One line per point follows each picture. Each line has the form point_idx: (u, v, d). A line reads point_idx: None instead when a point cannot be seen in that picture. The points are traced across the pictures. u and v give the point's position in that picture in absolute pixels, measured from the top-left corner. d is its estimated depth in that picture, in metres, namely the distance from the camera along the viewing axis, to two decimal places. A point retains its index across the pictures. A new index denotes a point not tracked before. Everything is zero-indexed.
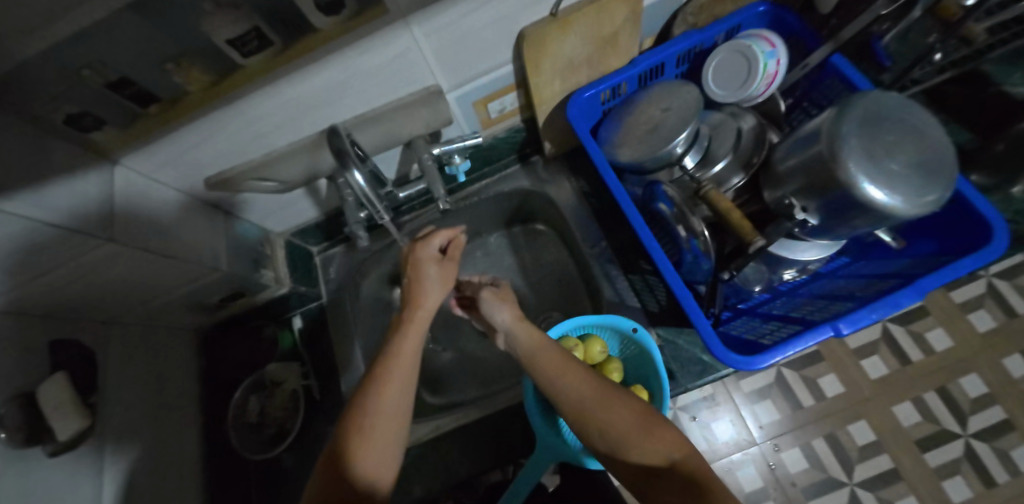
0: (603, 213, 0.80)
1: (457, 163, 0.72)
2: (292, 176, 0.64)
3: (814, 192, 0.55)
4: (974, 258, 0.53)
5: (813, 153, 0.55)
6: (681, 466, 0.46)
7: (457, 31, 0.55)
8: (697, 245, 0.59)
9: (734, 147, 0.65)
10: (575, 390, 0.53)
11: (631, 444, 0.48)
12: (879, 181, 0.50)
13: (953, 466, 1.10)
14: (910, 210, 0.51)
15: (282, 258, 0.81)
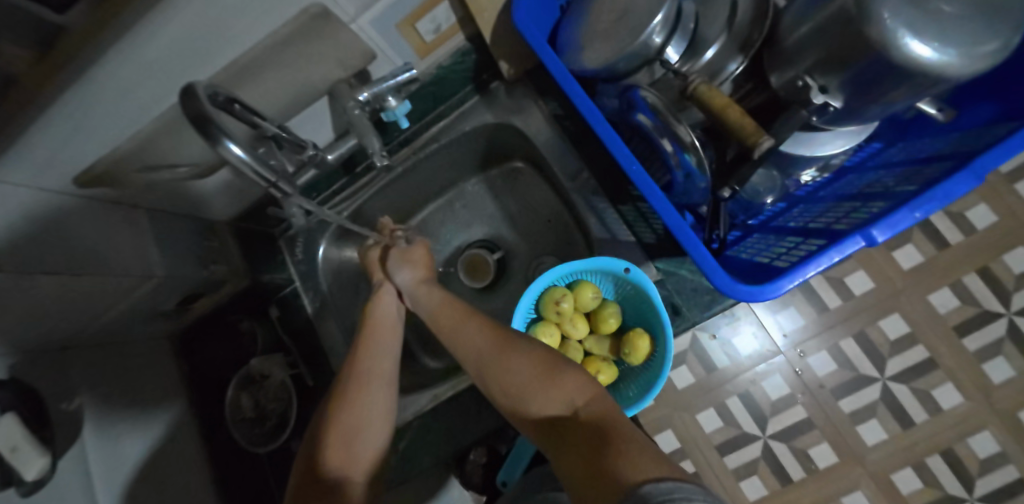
0: (581, 139, 0.68)
1: (394, 107, 0.62)
2: (199, 155, 0.54)
3: (835, 64, 0.43)
4: None
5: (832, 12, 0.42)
6: (585, 413, 0.40)
7: None
8: (689, 160, 0.46)
9: (728, 23, 0.49)
10: (477, 347, 0.49)
11: (532, 392, 0.44)
12: (925, 32, 0.38)
13: (994, 346, 1.04)
14: (963, 67, 0.38)
15: (235, 248, 0.73)
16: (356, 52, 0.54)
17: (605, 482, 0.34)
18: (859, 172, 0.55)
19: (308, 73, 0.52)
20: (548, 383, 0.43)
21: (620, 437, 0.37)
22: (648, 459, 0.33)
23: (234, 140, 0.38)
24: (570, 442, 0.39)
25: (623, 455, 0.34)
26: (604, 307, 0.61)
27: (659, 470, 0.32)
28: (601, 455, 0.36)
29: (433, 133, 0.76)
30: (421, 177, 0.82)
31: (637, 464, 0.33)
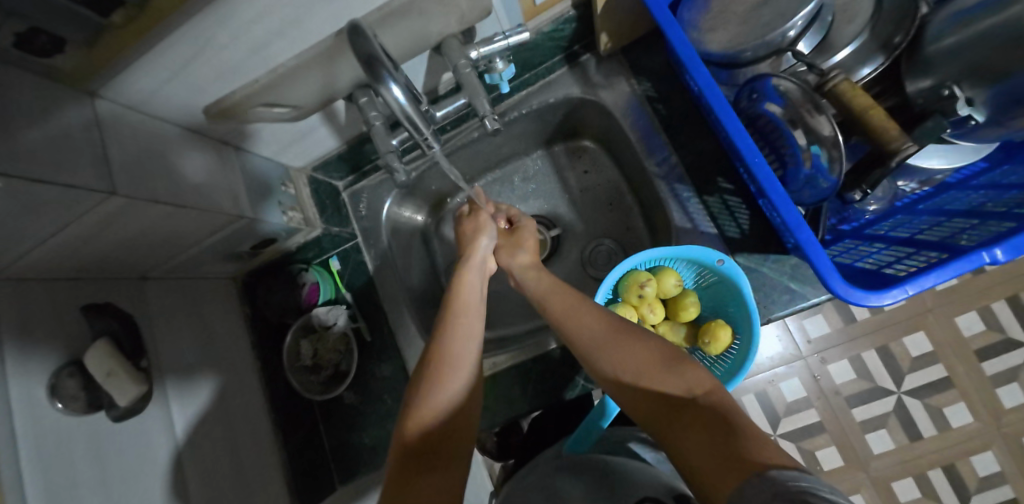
0: (675, 124, 0.67)
1: (499, 70, 0.59)
2: (304, 99, 0.52)
3: (989, 78, 0.46)
4: None
5: (995, 26, 0.45)
6: (704, 398, 0.41)
7: None
8: (820, 157, 0.49)
9: (868, 25, 0.53)
10: (589, 329, 0.51)
11: (650, 376, 0.45)
12: None
13: (1012, 372, 1.07)
14: None
15: (307, 196, 0.72)
16: (477, 8, 0.51)
17: (728, 465, 0.35)
18: (961, 189, 0.57)
19: (429, 26, 0.50)
20: (667, 371, 0.45)
21: (742, 426, 0.38)
22: (775, 448, 0.34)
23: (394, 81, 0.39)
24: (690, 426, 0.40)
25: (749, 444, 0.36)
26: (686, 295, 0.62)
27: (785, 459, 0.33)
28: (723, 440, 0.37)
29: (515, 101, 0.74)
30: (491, 145, 0.79)
31: (764, 453, 0.34)
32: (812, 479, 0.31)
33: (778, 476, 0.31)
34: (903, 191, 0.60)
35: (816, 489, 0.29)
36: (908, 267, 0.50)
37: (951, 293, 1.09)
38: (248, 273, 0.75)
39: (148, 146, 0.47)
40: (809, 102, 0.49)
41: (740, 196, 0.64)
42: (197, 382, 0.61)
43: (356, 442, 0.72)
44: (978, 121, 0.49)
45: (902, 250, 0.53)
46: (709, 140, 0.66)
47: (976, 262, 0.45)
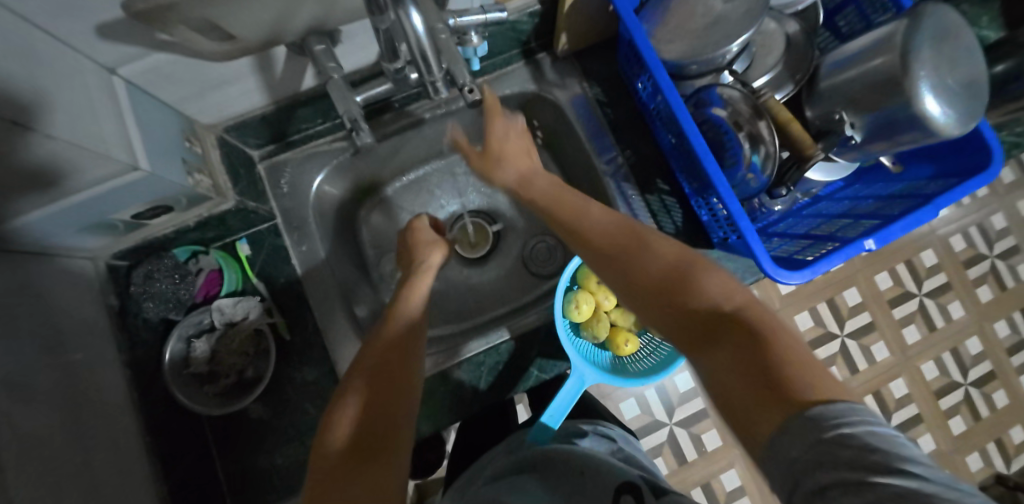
0: (621, 127, 0.71)
1: (473, 45, 0.56)
2: (249, 32, 0.41)
3: (865, 108, 0.58)
4: (979, 179, 0.59)
5: (878, 69, 0.55)
6: (736, 311, 0.34)
7: None
8: (757, 160, 0.57)
9: (782, 60, 0.63)
10: (597, 225, 0.46)
11: (672, 279, 0.38)
12: (937, 96, 0.53)
13: (830, 358, 1.28)
14: (951, 127, 0.54)
15: (217, 161, 0.56)
16: None
17: (760, 388, 0.29)
18: (829, 200, 0.72)
19: None
20: (688, 278, 0.38)
21: (779, 343, 0.31)
22: (821, 380, 0.28)
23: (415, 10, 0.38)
24: (716, 340, 0.33)
25: (788, 369, 0.29)
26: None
27: (830, 389, 0.28)
28: (759, 358, 0.30)
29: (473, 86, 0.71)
30: (438, 131, 0.74)
31: (809, 383, 0.28)
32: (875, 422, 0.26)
33: (824, 415, 0.26)
34: (796, 200, 0.72)
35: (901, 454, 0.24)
36: (812, 254, 0.61)
37: (796, 294, 1.30)
38: (119, 255, 0.57)
39: (6, 58, 0.32)
40: (751, 111, 0.56)
41: (675, 197, 0.70)
42: (38, 406, 0.42)
43: (269, 465, 0.59)
44: (856, 141, 0.61)
45: (801, 243, 0.64)
46: (651, 146, 0.71)
47: (857, 249, 0.57)
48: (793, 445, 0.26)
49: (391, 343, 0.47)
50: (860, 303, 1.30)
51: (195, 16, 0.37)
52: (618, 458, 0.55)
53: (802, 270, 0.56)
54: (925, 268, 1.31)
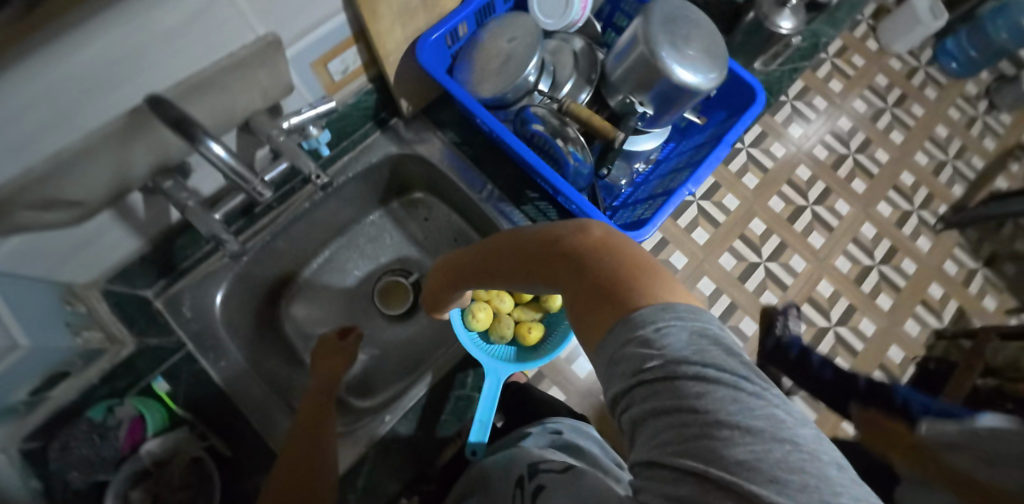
0: (482, 156, 0.76)
1: (315, 135, 0.59)
2: (94, 190, 0.43)
3: (643, 88, 0.61)
4: (755, 104, 0.65)
5: (637, 56, 0.58)
6: (575, 251, 0.33)
7: None
8: (576, 152, 0.61)
9: (576, 68, 0.65)
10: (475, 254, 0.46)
11: (529, 255, 0.37)
12: (685, 66, 0.57)
13: (762, 285, 1.39)
14: (709, 84, 0.58)
15: (107, 313, 0.57)
16: (278, 84, 0.51)
17: (592, 300, 0.29)
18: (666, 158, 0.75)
19: (233, 100, 0.47)
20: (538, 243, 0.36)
21: (610, 266, 0.30)
22: (649, 283, 0.28)
23: (213, 140, 0.38)
24: (567, 285, 0.32)
25: (617, 283, 0.29)
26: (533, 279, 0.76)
27: (659, 289, 0.27)
28: (596, 287, 0.30)
29: (340, 166, 0.72)
30: (327, 214, 0.76)
31: (633, 289, 0.28)
32: (661, 317, 0.26)
33: (641, 319, 0.26)
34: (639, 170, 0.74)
35: (678, 350, 0.24)
36: (650, 210, 0.65)
37: (712, 241, 1.41)
38: (30, 436, 0.48)
39: None
40: (557, 116, 0.61)
41: (547, 199, 0.73)
42: None
43: None
44: (651, 112, 0.64)
45: (646, 203, 0.68)
46: (510, 166, 0.75)
47: (684, 195, 0.62)
48: (611, 360, 0.27)
49: (292, 466, 0.47)
50: (768, 230, 1.43)
51: (37, 197, 0.39)
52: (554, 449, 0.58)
53: (646, 228, 0.60)
54: (804, 182, 1.47)
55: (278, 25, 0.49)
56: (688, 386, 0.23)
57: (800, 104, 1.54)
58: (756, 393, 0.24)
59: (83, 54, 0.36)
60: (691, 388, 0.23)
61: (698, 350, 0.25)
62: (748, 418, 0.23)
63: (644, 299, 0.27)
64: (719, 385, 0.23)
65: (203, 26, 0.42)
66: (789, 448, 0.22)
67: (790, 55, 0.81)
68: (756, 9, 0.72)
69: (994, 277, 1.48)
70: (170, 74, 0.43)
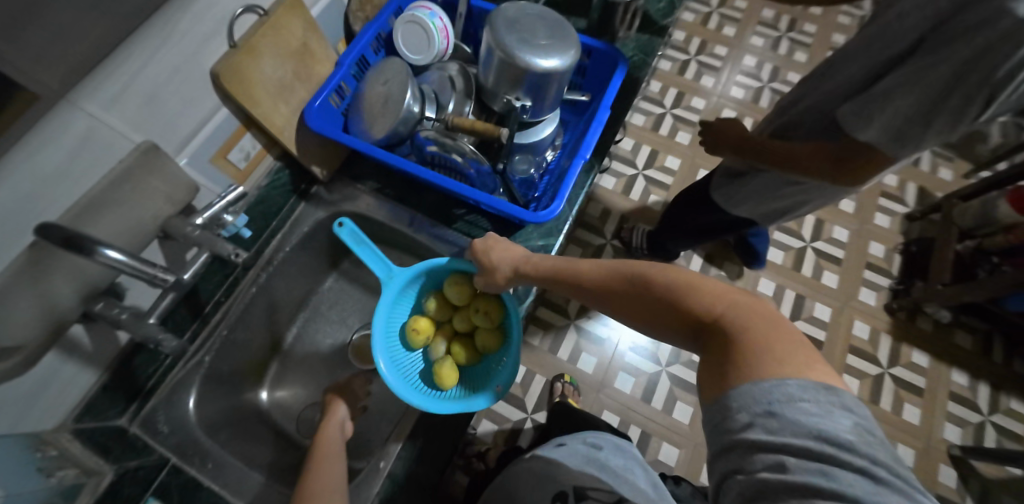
0: (404, 192, 0.78)
1: (232, 222, 0.60)
2: (23, 332, 0.45)
3: (515, 85, 0.65)
4: (620, 66, 0.70)
5: (498, 61, 0.63)
6: (723, 318, 0.39)
7: (139, 90, 0.48)
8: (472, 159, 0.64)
9: (454, 89, 0.69)
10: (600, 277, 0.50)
11: (671, 299, 0.43)
12: (542, 57, 0.61)
13: None
14: (570, 64, 0.63)
15: (83, 452, 0.57)
16: (179, 184, 0.53)
17: (725, 366, 0.37)
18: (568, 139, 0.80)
19: (137, 212, 0.49)
20: (682, 294, 0.42)
21: (742, 341, 0.37)
22: (785, 361, 0.35)
23: (108, 248, 0.40)
24: (704, 342, 0.40)
25: (750, 353, 0.36)
26: (491, 321, 0.64)
27: (787, 366, 0.35)
28: (731, 355, 0.37)
29: (275, 246, 0.74)
30: (281, 294, 0.78)
31: (767, 362, 0.35)
32: (800, 393, 0.33)
33: (773, 397, 0.34)
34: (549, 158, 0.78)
35: (828, 431, 0.32)
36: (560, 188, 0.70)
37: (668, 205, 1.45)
38: None
39: None
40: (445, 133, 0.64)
41: (474, 211, 0.76)
42: None
43: None
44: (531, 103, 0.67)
45: (558, 183, 0.72)
46: (430, 192, 0.77)
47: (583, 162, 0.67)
48: (732, 420, 0.35)
49: None
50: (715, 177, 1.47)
51: None
52: (591, 467, 0.56)
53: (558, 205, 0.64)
54: None
55: (162, 133, 0.52)
56: (830, 475, 0.31)
57: (703, 58, 1.63)
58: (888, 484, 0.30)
59: None
60: (817, 473, 0.31)
61: (850, 439, 0.32)
62: (879, 500, 0.29)
63: (785, 373, 0.34)
64: (850, 473, 0.31)
65: (89, 152, 0.46)
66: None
67: (653, 16, 0.87)
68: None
69: (939, 150, 1.52)
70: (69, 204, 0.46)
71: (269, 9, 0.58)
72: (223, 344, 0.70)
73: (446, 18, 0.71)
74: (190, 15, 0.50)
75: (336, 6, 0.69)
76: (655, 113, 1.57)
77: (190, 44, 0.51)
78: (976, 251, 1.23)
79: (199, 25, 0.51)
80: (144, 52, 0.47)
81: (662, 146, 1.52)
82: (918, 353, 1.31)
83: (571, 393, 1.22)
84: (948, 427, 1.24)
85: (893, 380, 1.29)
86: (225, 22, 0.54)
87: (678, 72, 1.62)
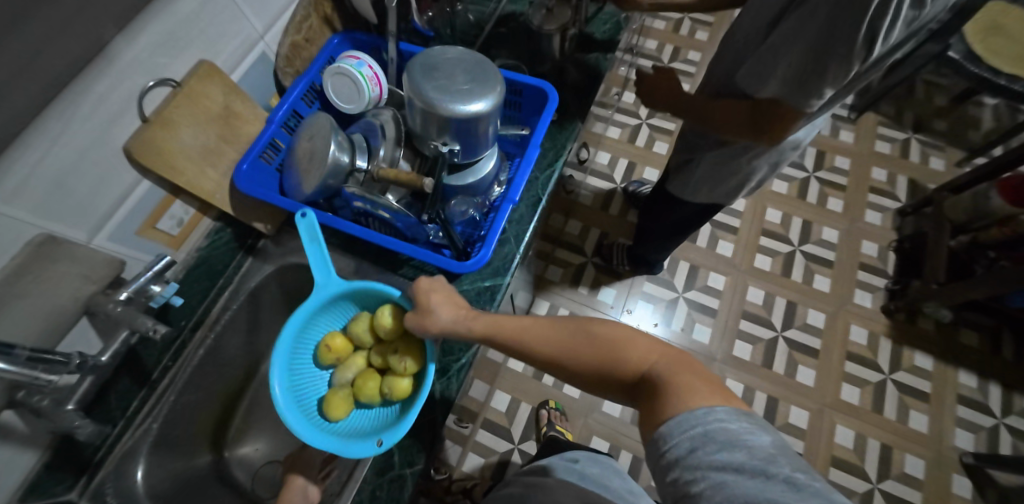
0: (348, 241, 0.76)
1: (161, 293, 0.59)
2: None
3: (442, 129, 0.63)
4: (551, 106, 0.71)
5: (421, 110, 0.62)
6: (657, 365, 0.41)
7: (43, 178, 0.47)
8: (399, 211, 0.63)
9: (385, 137, 0.68)
10: (541, 334, 0.48)
11: (610, 353, 0.44)
12: (464, 101, 0.60)
13: (712, 238, 1.39)
14: (495, 105, 0.61)
15: None
16: (94, 264, 0.53)
17: (667, 405, 0.38)
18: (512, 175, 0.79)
19: (49, 300, 0.49)
20: (618, 347, 0.44)
21: (676, 381, 0.39)
22: (714, 396, 0.38)
23: None
24: (645, 390, 0.41)
25: (684, 392, 0.38)
26: (415, 371, 0.60)
27: (714, 400, 0.37)
28: (672, 394, 0.38)
29: (222, 305, 0.74)
30: (235, 350, 0.77)
31: (700, 399, 0.37)
32: (728, 419, 0.35)
33: (714, 425, 0.35)
34: (494, 195, 0.75)
35: (757, 450, 0.34)
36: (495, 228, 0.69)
37: None
38: None
39: None
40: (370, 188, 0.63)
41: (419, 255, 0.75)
42: None
43: None
44: (460, 147, 0.66)
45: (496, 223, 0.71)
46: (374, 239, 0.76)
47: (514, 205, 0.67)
48: (670, 463, 0.36)
49: None
50: None
51: None
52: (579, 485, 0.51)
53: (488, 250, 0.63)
54: None
55: (76, 215, 0.52)
56: (764, 486, 0.32)
57: (677, 64, 1.61)
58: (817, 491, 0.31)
59: None
60: (755, 485, 0.32)
61: (772, 453, 0.34)
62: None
63: (716, 404, 0.37)
64: (781, 482, 0.32)
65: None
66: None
67: (597, 40, 0.85)
68: (536, 20, 0.77)
69: (929, 140, 1.46)
70: None
71: (183, 79, 0.57)
72: (172, 409, 0.69)
73: (376, 66, 0.71)
74: (93, 97, 0.49)
75: (261, 64, 0.68)
76: (631, 125, 1.55)
77: (97, 124, 0.51)
78: (970, 246, 1.17)
79: (106, 104, 0.50)
80: (44, 140, 0.46)
81: (640, 157, 1.50)
82: (920, 356, 1.25)
83: (557, 420, 1.21)
84: (959, 433, 1.17)
85: (896, 387, 1.22)
86: (135, 98, 0.53)
87: (652, 80, 1.60)
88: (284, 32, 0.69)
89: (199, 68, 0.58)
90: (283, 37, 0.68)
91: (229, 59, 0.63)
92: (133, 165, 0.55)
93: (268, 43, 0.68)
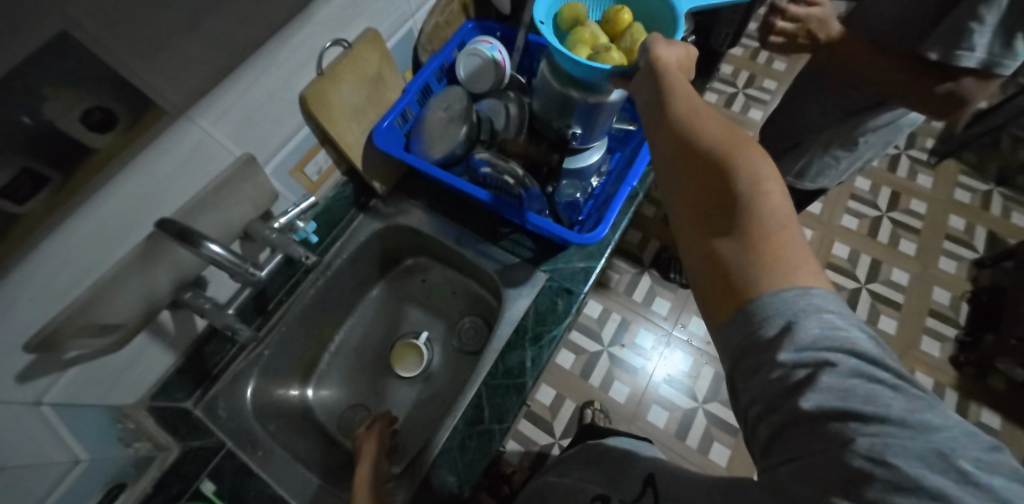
0: (453, 211, 0.82)
1: (302, 228, 0.66)
2: (126, 313, 0.51)
3: (568, 112, 0.68)
4: None
5: (554, 94, 0.67)
6: (775, 214, 0.36)
7: (245, 109, 0.54)
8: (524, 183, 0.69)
9: (508, 117, 0.74)
10: (697, 133, 0.42)
11: (735, 180, 0.38)
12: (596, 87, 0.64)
13: None
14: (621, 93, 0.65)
15: (154, 426, 0.63)
16: (264, 192, 0.59)
17: (751, 257, 0.35)
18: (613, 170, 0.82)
19: (228, 215, 0.56)
20: (749, 179, 0.38)
21: (775, 241, 0.35)
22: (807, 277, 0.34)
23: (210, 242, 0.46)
24: (726, 226, 0.37)
25: (773, 252, 0.34)
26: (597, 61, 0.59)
27: (804, 278, 0.34)
28: (761, 246, 0.35)
29: (334, 252, 0.80)
30: (334, 296, 0.83)
31: (789, 272, 0.34)
32: (830, 309, 0.33)
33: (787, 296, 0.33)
34: (594, 184, 0.80)
35: (860, 348, 0.31)
36: (605, 211, 0.73)
37: None
38: None
39: None
40: (499, 158, 0.69)
41: (519, 230, 0.80)
42: None
43: None
44: (581, 131, 0.71)
45: (601, 208, 0.75)
46: (479, 209, 0.82)
47: (630, 190, 0.70)
48: (751, 330, 0.34)
49: None
50: None
51: (85, 323, 0.47)
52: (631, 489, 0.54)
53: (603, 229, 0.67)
54: None
55: (256, 147, 0.59)
56: (859, 385, 0.30)
57: (752, 91, 1.63)
58: (919, 399, 0.30)
59: (109, 207, 0.46)
60: (850, 381, 0.30)
61: (879, 356, 0.31)
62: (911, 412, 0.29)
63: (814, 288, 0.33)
64: (884, 387, 0.30)
65: (198, 160, 0.52)
66: (944, 454, 0.27)
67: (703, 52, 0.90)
68: None
69: (1012, 194, 1.44)
70: (179, 201, 0.52)
71: (353, 41, 0.65)
72: (280, 340, 0.76)
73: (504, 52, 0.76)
74: (291, 45, 0.56)
75: (407, 40, 0.75)
76: None
77: (288, 70, 0.57)
78: None
79: (296, 54, 0.57)
80: (252, 77, 0.53)
81: None
82: (988, 412, 1.20)
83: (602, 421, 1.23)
84: None
85: None
86: (315, 53, 0.60)
87: (726, 104, 1.63)
88: (431, 12, 0.75)
89: (365, 35, 0.65)
90: (429, 16, 0.75)
91: (386, 31, 0.70)
92: (304, 111, 0.62)
93: (416, 21, 0.75)
